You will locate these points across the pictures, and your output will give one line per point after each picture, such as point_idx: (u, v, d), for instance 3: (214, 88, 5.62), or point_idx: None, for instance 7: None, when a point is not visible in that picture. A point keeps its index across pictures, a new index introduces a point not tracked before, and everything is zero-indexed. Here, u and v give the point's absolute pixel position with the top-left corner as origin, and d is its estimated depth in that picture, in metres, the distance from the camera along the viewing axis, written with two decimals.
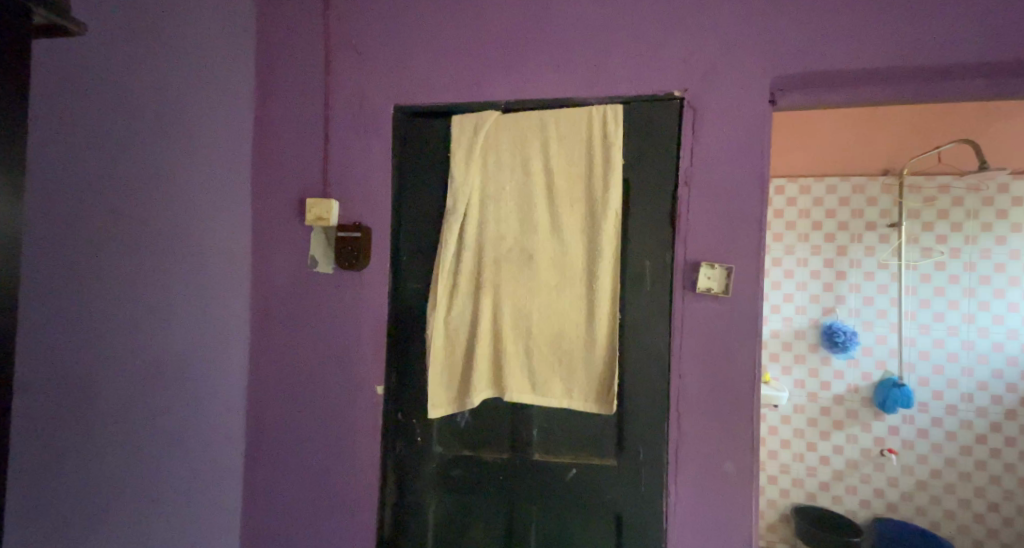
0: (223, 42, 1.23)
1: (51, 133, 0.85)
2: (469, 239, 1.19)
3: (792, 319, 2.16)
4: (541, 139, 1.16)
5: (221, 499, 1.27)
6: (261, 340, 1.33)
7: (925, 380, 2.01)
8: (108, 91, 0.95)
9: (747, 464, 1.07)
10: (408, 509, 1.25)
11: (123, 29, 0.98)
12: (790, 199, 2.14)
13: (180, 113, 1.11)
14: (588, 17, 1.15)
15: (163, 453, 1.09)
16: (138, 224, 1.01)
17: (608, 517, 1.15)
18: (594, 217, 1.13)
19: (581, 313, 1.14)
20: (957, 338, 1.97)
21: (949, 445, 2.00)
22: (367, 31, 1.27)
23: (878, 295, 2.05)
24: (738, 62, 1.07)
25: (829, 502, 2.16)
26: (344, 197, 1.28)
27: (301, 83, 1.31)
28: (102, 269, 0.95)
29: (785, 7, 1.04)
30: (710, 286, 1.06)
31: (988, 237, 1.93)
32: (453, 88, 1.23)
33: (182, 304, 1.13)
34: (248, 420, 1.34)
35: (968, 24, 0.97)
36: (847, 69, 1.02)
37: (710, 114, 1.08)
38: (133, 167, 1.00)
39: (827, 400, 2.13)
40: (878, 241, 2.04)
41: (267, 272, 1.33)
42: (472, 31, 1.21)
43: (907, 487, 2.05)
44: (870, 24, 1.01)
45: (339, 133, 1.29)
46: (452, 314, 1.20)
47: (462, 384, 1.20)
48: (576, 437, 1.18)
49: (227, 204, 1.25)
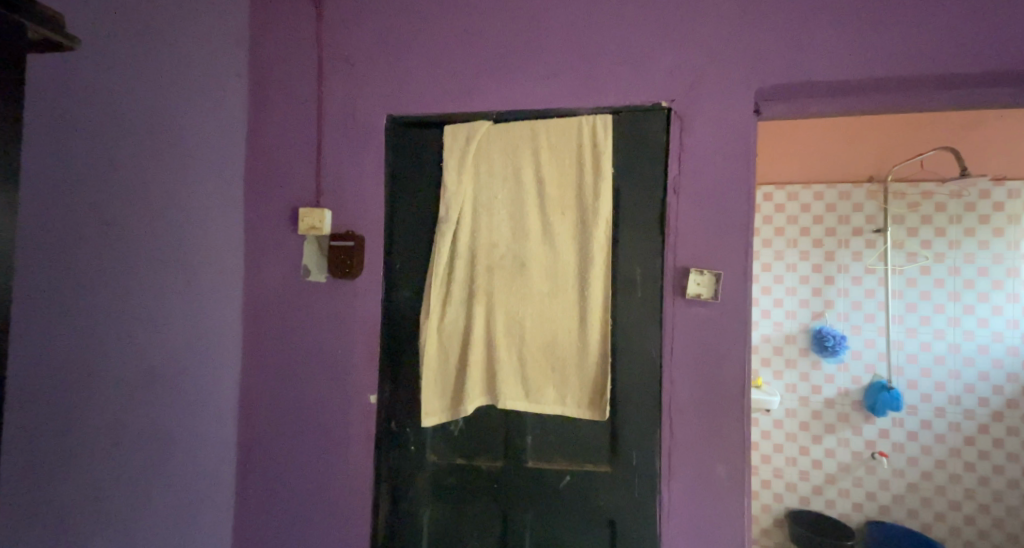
0: (216, 53, 1.23)
1: (46, 146, 0.86)
2: (462, 247, 1.20)
3: (782, 324, 2.19)
4: (532, 149, 1.18)
5: (213, 511, 1.26)
6: (253, 349, 1.33)
7: (913, 383, 2.04)
8: (103, 103, 0.95)
9: (739, 467, 1.08)
10: (402, 519, 1.25)
11: (118, 39, 0.98)
12: (778, 205, 2.17)
13: (173, 122, 1.11)
14: (576, 29, 1.17)
15: (156, 463, 1.09)
16: (131, 234, 1.02)
17: (602, 523, 1.16)
18: (585, 226, 1.14)
19: (573, 320, 1.15)
20: (944, 341, 2.01)
21: (938, 447, 2.02)
22: (359, 41, 1.29)
23: (865, 299, 2.08)
24: (723, 72, 1.09)
25: (823, 505, 2.17)
26: (337, 206, 1.29)
27: (294, 94, 1.32)
28: (95, 279, 0.95)
29: (769, 17, 1.07)
30: (699, 292, 1.07)
31: (971, 241, 1.97)
32: (444, 97, 1.24)
33: (175, 314, 1.13)
34: (241, 430, 1.33)
35: (943, 36, 1.00)
36: (830, 77, 1.05)
37: (696, 124, 1.10)
38: (127, 178, 1.01)
39: (818, 404, 2.15)
40: (864, 246, 2.08)
41: (260, 282, 1.33)
42: (463, 41, 1.23)
43: (898, 489, 2.07)
44: (849, 36, 1.04)
45: (331, 143, 1.30)
46: (444, 322, 1.21)
47: (456, 391, 1.21)
48: (570, 443, 1.19)
49: (220, 214, 1.26)
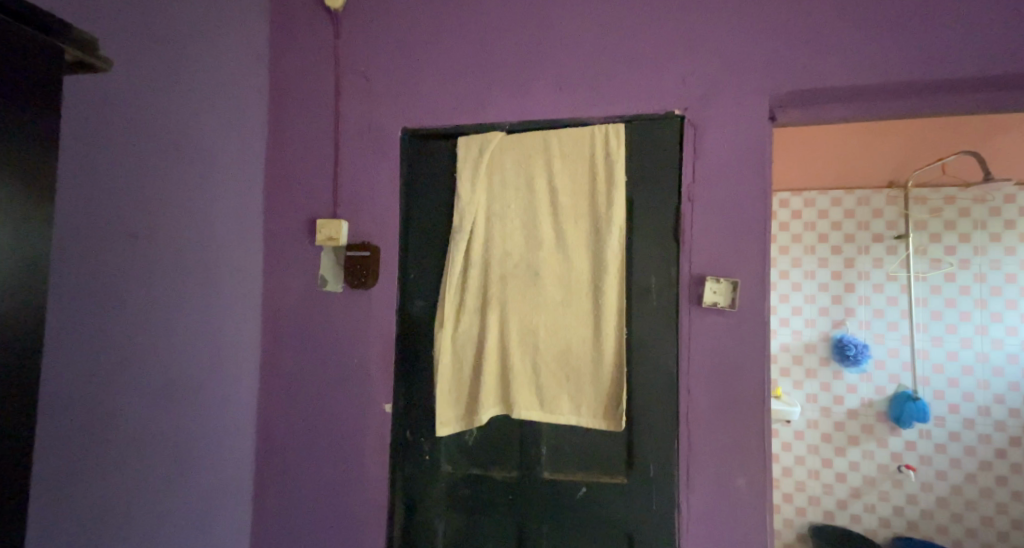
0: (238, 70, 1.27)
1: (78, 163, 0.89)
2: (476, 256, 1.21)
3: (802, 332, 2.15)
4: (545, 159, 1.19)
5: (231, 519, 1.28)
6: (272, 359, 1.35)
7: (940, 393, 1.99)
8: (130, 121, 0.99)
9: (759, 479, 1.05)
10: (417, 529, 1.25)
11: (146, 58, 1.02)
12: (795, 211, 2.15)
13: (197, 136, 1.15)
14: (589, 40, 1.18)
15: (177, 471, 1.10)
16: (156, 247, 1.05)
17: (619, 536, 1.14)
18: (599, 234, 1.14)
19: (587, 329, 1.15)
20: (971, 350, 1.95)
21: (968, 461, 1.95)
22: (375, 56, 1.31)
23: (888, 307, 2.04)
24: (737, 81, 1.09)
25: (847, 520, 2.11)
26: (353, 218, 1.31)
27: (312, 109, 1.35)
28: (122, 291, 0.97)
29: (782, 26, 1.07)
30: (716, 300, 1.07)
31: (997, 247, 1.93)
32: (458, 108, 1.26)
33: (195, 324, 1.15)
34: (259, 438, 1.35)
35: (963, 40, 0.98)
36: (846, 84, 1.04)
37: (710, 132, 1.10)
38: (152, 192, 1.03)
39: (840, 415, 2.10)
40: (885, 253, 2.04)
41: (278, 292, 1.35)
42: (477, 54, 1.25)
43: (927, 504, 2.00)
44: (865, 42, 1.03)
45: (349, 155, 1.32)
46: (458, 331, 1.21)
47: (470, 401, 1.21)
48: (585, 454, 1.18)
49: (240, 226, 1.29)
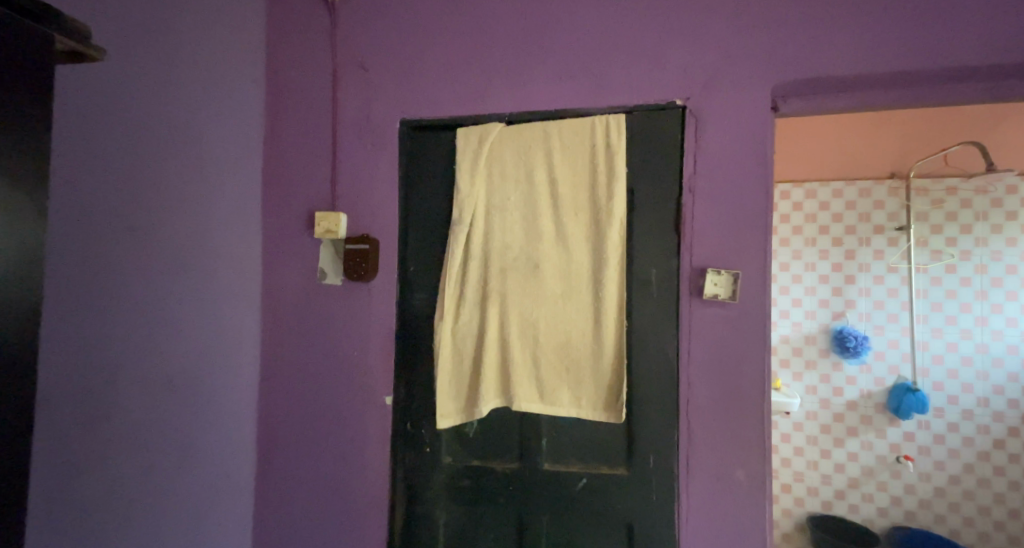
0: (234, 59, 1.25)
1: (73, 156, 0.88)
2: (476, 248, 1.20)
3: (801, 324, 2.15)
4: (545, 150, 1.18)
5: (232, 510, 1.28)
6: (271, 352, 1.35)
7: (939, 384, 1.99)
8: (126, 112, 0.98)
9: (759, 470, 1.06)
10: (417, 520, 1.25)
11: (140, 49, 1.01)
12: (796, 203, 2.15)
13: (193, 129, 1.13)
14: (590, 29, 1.17)
15: (177, 463, 1.11)
16: (153, 241, 1.04)
17: (619, 527, 1.15)
18: (599, 226, 1.14)
19: (588, 321, 1.14)
20: (970, 341, 1.95)
21: (967, 451, 1.96)
22: (373, 45, 1.30)
23: (888, 299, 2.04)
24: (739, 71, 1.08)
25: (846, 510, 2.12)
26: (352, 210, 1.30)
27: (310, 100, 1.34)
28: (119, 284, 0.97)
29: (784, 14, 1.06)
30: (717, 292, 1.06)
31: (999, 238, 1.92)
32: (457, 100, 1.25)
33: (194, 317, 1.15)
34: (259, 430, 1.35)
35: (968, 29, 0.97)
36: (848, 74, 1.03)
37: (711, 122, 1.09)
38: (148, 185, 1.03)
39: (839, 406, 2.10)
40: (886, 244, 2.03)
41: (277, 285, 1.35)
42: (476, 44, 1.24)
43: (925, 494, 2.02)
44: (868, 31, 1.02)
45: (347, 147, 1.31)
46: (458, 323, 1.21)
47: (471, 394, 1.21)
48: (586, 446, 1.18)
49: (238, 218, 1.28)
